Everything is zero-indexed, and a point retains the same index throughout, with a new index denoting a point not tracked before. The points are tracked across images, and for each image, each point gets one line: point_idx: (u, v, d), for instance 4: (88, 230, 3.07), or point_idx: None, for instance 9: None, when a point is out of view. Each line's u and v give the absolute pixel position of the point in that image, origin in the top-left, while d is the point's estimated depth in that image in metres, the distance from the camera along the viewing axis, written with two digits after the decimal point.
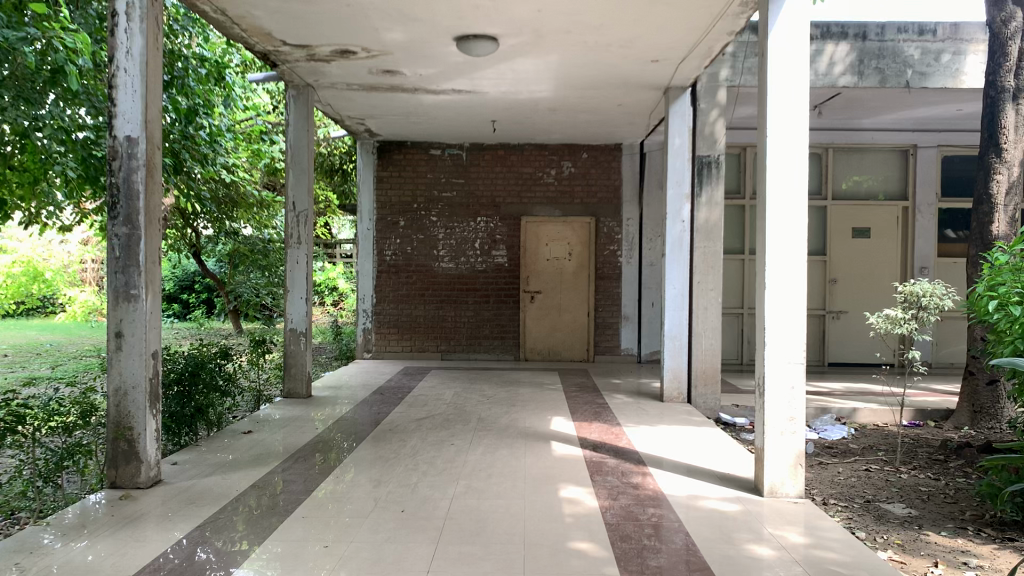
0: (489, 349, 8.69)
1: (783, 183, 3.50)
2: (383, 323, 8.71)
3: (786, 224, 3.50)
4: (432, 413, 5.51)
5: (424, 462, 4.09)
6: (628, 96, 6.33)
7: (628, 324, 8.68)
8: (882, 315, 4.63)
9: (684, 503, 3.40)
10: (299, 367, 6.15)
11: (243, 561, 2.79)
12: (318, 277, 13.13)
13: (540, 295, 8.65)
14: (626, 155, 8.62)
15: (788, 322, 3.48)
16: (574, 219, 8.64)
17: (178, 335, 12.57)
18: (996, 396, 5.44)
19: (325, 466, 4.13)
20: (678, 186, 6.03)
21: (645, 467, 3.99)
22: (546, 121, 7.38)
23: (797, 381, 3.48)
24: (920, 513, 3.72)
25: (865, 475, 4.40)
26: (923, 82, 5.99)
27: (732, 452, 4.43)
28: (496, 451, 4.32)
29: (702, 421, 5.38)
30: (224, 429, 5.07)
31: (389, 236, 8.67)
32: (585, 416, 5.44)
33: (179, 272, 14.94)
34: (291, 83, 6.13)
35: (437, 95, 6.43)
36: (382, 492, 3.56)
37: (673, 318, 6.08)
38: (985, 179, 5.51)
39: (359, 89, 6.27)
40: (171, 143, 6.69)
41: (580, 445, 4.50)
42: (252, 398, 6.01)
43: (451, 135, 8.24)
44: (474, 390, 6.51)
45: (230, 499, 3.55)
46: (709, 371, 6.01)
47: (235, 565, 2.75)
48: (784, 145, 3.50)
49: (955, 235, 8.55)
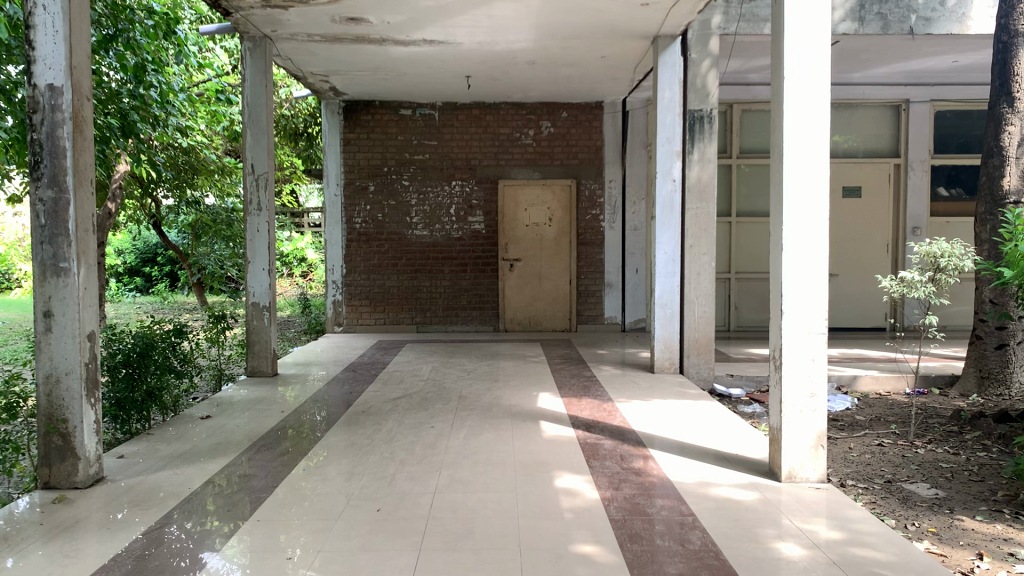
0: (467, 320, 8.30)
1: (802, 131, 3.10)
2: (354, 295, 8.27)
3: (806, 178, 3.11)
4: (409, 391, 5.11)
5: (402, 448, 3.69)
6: (614, 46, 5.89)
7: (611, 291, 8.32)
8: (896, 278, 4.29)
9: (693, 491, 3.04)
10: (262, 344, 5.70)
11: (218, 546, 2.61)
12: (285, 247, 12.61)
13: (519, 263, 8.24)
14: (607, 113, 8.20)
15: (808, 287, 3.11)
16: (554, 182, 8.22)
17: (140, 309, 12.01)
18: (1005, 360, 5.14)
19: (291, 454, 3.72)
20: (669, 143, 5.64)
21: (645, 450, 3.63)
22: (524, 76, 6.92)
23: (818, 352, 3.12)
24: (947, 494, 3.40)
25: (879, 451, 4.08)
26: (927, 28, 5.62)
27: (736, 429, 4.08)
28: (482, 434, 3.93)
29: (698, 393, 5.03)
30: (181, 413, 4.63)
31: (358, 202, 8.18)
32: (574, 391, 5.07)
33: (140, 245, 14.37)
34: (247, 35, 5.62)
35: (406, 47, 5.95)
36: (355, 486, 3.17)
37: (664, 284, 5.69)
38: (996, 132, 5.15)
39: (321, 40, 5.78)
40: (120, 104, 6.16)
41: (571, 425, 4.11)
42: (212, 378, 5.57)
43: (422, 93, 7.74)
44: (453, 365, 6.12)
45: (181, 499, 3.12)
46: (703, 339, 5.62)
47: (212, 550, 2.57)
48: (802, 87, 3.09)
49: (947, 193, 8.26)
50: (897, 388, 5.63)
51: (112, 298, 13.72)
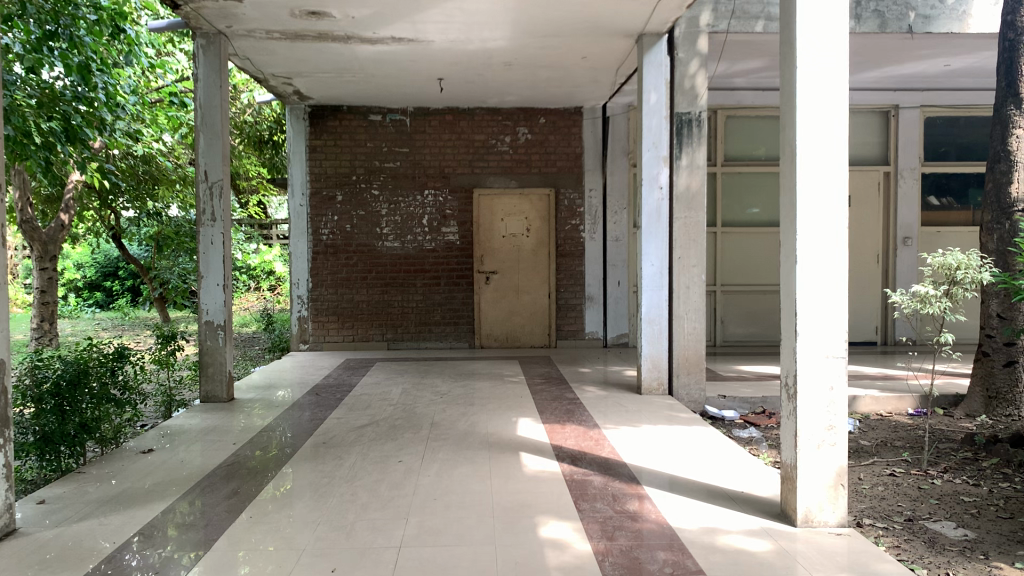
0: (441, 337, 7.88)
1: (818, 128, 2.73)
2: (320, 311, 7.80)
3: (822, 182, 2.73)
4: (376, 418, 4.69)
5: (364, 489, 3.27)
6: (595, 45, 5.52)
7: (592, 306, 7.95)
8: (906, 293, 3.92)
9: (699, 542, 2.64)
10: (216, 366, 5.24)
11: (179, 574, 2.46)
12: (253, 260, 12.12)
13: (495, 276, 7.86)
14: (586, 120, 7.85)
15: (824, 304, 2.74)
16: (531, 191, 7.85)
17: (99, 326, 11.45)
18: (1014, 378, 4.81)
19: (239, 497, 3.28)
20: (655, 148, 5.24)
21: (640, 489, 3.23)
22: (500, 78, 6.54)
23: (838, 380, 2.74)
24: (978, 536, 3.04)
25: (892, 483, 3.71)
26: (926, 27, 5.30)
27: (735, 460, 3.70)
28: (455, 470, 3.51)
29: (690, 417, 4.64)
30: (121, 446, 4.15)
31: (325, 213, 7.74)
32: (556, 416, 4.67)
33: (100, 258, 13.83)
34: (200, 30, 5.18)
35: (373, 46, 5.55)
36: (308, 538, 2.75)
37: (651, 299, 5.28)
38: (1003, 135, 4.83)
39: (282, 38, 5.37)
40: (64, 106, 5.72)
41: (555, 457, 3.71)
42: (161, 404, 5.10)
43: (392, 97, 7.34)
44: (426, 387, 5.69)
45: (101, 556, 2.66)
46: (692, 357, 5.25)
47: None
48: (817, 79, 2.73)
49: (939, 202, 7.98)
50: (898, 408, 5.28)
51: (70, 314, 13.12)
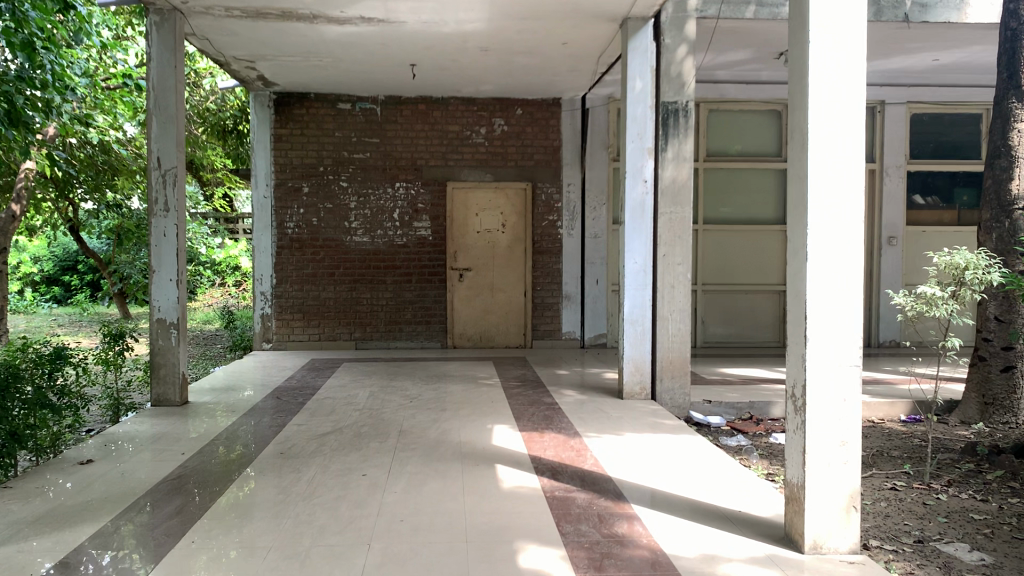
0: (412, 336, 7.55)
1: (831, 111, 2.45)
2: (285, 309, 7.44)
3: (835, 172, 2.46)
4: (341, 424, 4.36)
5: (323, 509, 2.94)
6: (576, 29, 5.24)
7: (569, 305, 7.66)
8: (910, 294, 3.68)
9: (699, 571, 2.36)
10: (169, 368, 4.87)
11: None
12: (218, 256, 11.72)
13: (469, 273, 7.55)
14: (565, 111, 7.57)
15: (836, 305, 2.46)
16: (507, 185, 7.55)
17: (55, 322, 10.95)
18: (1012, 384, 4.58)
19: (185, 514, 2.93)
20: (640, 139, 4.96)
21: (628, 507, 2.94)
22: (477, 64, 6.21)
23: (850, 391, 2.47)
24: (996, 561, 2.77)
25: (895, 498, 3.46)
26: (923, 16, 5.10)
27: (728, 474, 3.42)
28: (425, 485, 3.20)
29: (676, 424, 4.36)
30: (59, 454, 3.79)
31: (290, 205, 7.37)
32: (534, 423, 4.36)
33: (59, 251, 13.32)
34: (153, 6, 4.78)
35: (341, 27, 5.22)
36: (258, 567, 2.41)
37: (634, 299, 5.00)
38: (1003, 129, 4.61)
39: (242, 16, 5.02)
40: (7, 87, 5.29)
41: (534, 470, 3.40)
42: (108, 408, 4.72)
43: (364, 84, 6.99)
44: (394, 390, 5.35)
45: None
46: (677, 361, 4.97)
47: None
48: (832, 57, 2.45)
49: (925, 201, 7.78)
50: (890, 414, 5.05)
51: (26, 309, 12.55)
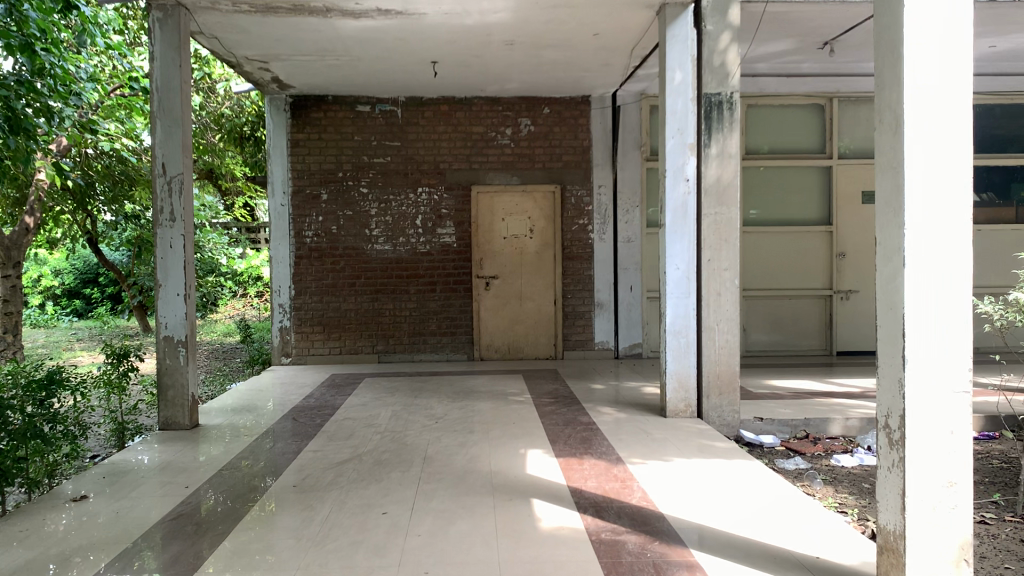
0: (437, 348, 7.20)
1: (930, 88, 2.05)
2: (304, 321, 7.11)
3: (937, 159, 2.06)
4: (362, 450, 4.01)
5: (336, 558, 2.57)
6: (609, 18, 4.87)
7: (602, 313, 7.26)
8: (1000, 301, 3.27)
9: None
10: (178, 389, 4.54)
11: None
12: (239, 265, 11.46)
13: (496, 281, 7.19)
14: (594, 109, 7.19)
15: (939, 320, 2.06)
16: (535, 188, 7.18)
17: (75, 337, 10.71)
18: None
19: (181, 564, 2.58)
20: (680, 135, 4.57)
21: (690, 555, 2.54)
22: (503, 59, 5.85)
23: (959, 423, 2.06)
24: None
25: (988, 535, 3.03)
26: None
27: (797, 508, 3.01)
28: (454, 526, 2.82)
29: (729, 447, 3.95)
30: (54, 489, 3.46)
31: (308, 213, 7.05)
32: (572, 447, 3.98)
33: (79, 264, 13.15)
34: (156, 2, 4.47)
35: (357, 21, 4.88)
36: None
37: (676, 307, 4.61)
38: None
39: (251, 11, 4.71)
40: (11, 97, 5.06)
41: (576, 507, 3.02)
42: (112, 434, 4.40)
43: (383, 85, 6.66)
44: (419, 409, 4.99)
45: None
46: (726, 375, 4.55)
47: None
48: (930, 25, 2.05)
49: (979, 199, 7.28)
50: None
51: (46, 323, 12.38)
